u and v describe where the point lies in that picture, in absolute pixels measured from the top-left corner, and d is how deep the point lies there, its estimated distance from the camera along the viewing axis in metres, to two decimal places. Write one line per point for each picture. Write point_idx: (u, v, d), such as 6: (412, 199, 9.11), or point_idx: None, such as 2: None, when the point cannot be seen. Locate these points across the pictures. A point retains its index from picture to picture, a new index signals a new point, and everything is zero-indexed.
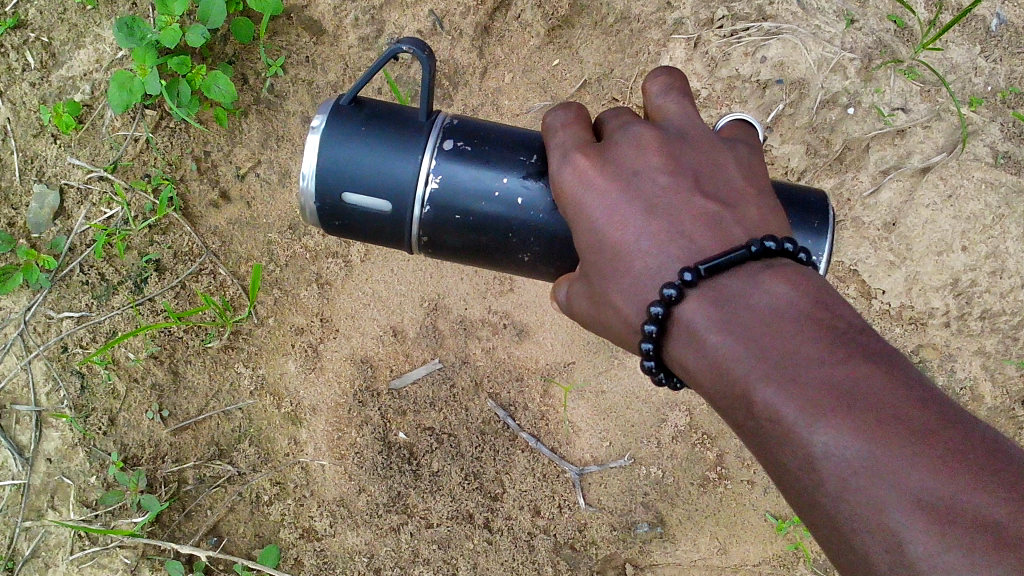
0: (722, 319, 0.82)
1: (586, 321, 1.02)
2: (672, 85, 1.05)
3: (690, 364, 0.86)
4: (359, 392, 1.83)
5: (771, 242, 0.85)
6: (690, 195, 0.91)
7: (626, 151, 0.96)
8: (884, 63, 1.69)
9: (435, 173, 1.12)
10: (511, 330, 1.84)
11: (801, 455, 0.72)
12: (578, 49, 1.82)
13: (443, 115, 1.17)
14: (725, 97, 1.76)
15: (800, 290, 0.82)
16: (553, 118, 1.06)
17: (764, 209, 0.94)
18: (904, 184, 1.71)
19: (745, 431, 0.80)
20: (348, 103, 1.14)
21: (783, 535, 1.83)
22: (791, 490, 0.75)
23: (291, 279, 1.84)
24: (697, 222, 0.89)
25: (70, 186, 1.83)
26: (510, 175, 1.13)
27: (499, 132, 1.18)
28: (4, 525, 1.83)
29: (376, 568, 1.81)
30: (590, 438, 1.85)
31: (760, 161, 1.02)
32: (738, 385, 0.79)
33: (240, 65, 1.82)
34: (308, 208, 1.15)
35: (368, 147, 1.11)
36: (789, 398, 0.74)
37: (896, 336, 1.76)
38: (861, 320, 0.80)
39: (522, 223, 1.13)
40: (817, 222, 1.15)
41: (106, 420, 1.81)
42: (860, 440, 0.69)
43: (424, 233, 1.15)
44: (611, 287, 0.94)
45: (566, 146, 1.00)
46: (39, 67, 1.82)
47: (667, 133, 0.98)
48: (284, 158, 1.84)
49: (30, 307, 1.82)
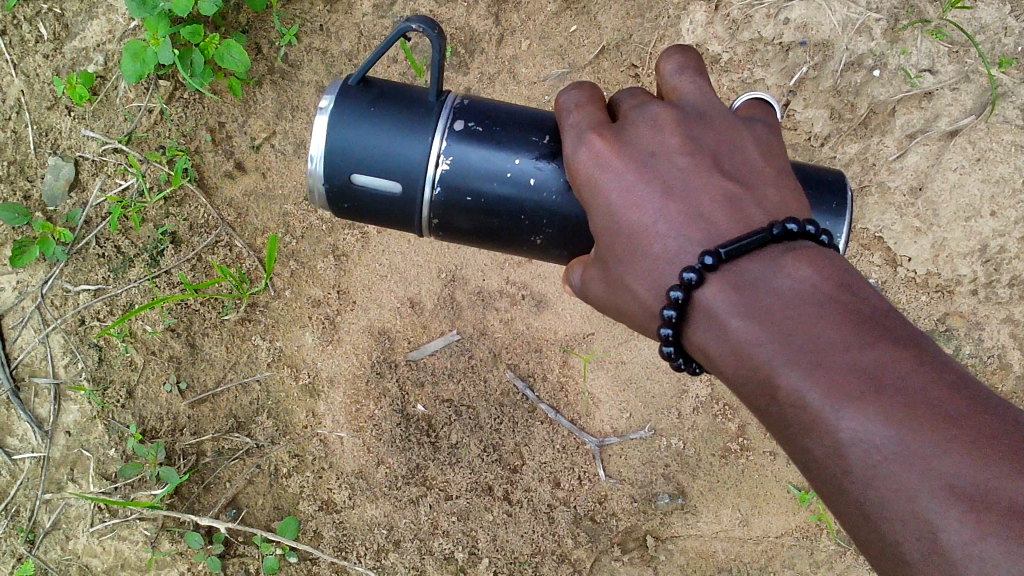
0: (743, 302, 0.79)
1: (602, 305, 0.99)
2: (687, 63, 1.01)
3: (711, 349, 0.83)
4: (376, 363, 1.82)
5: (793, 224, 0.81)
6: (710, 176, 0.89)
7: (642, 132, 0.93)
8: (911, 24, 1.65)
9: (445, 154, 1.09)
10: (530, 301, 1.82)
11: (827, 442, 0.70)
12: (596, 15, 1.78)
13: (454, 95, 1.14)
14: (747, 60, 1.72)
15: (823, 273, 0.79)
16: (567, 98, 1.02)
17: (785, 189, 0.91)
18: (931, 148, 1.67)
19: (768, 419, 0.77)
20: (357, 84, 1.12)
21: (806, 506, 1.81)
22: (817, 479, 0.72)
23: (308, 250, 1.82)
24: (717, 205, 0.86)
25: (85, 158, 1.82)
26: (522, 155, 1.10)
27: (511, 113, 1.15)
28: (25, 498, 1.84)
29: (395, 540, 1.80)
30: (610, 409, 1.83)
31: (780, 141, 0.99)
32: (761, 370, 0.76)
33: (253, 35, 1.80)
34: (316, 190, 1.12)
35: (377, 128, 1.08)
36: (814, 384, 0.71)
37: (921, 304, 1.71)
38: (886, 302, 0.77)
39: (534, 205, 1.10)
40: (835, 204, 1.12)
41: (124, 393, 1.81)
42: (889, 426, 0.66)
43: (435, 216, 1.13)
44: (627, 272, 0.91)
45: (580, 127, 0.97)
46: (52, 39, 1.81)
47: (684, 114, 0.95)
48: (299, 129, 1.82)
49: (47, 281, 1.82)
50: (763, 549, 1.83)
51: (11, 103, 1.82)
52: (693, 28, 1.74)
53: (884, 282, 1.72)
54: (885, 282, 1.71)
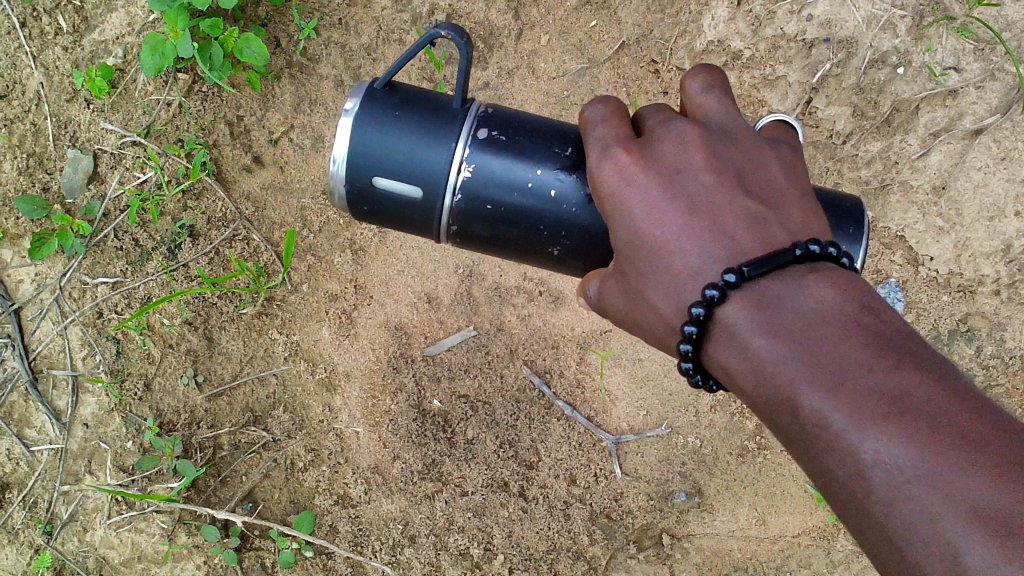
0: (765, 321, 0.79)
1: (619, 318, 0.98)
2: (712, 82, 1.00)
3: (731, 366, 0.82)
4: (393, 358, 1.82)
5: (815, 245, 0.82)
6: (735, 196, 0.88)
7: (668, 146, 0.92)
8: (936, 21, 1.62)
9: (468, 161, 1.09)
10: (546, 297, 1.81)
11: (849, 462, 0.69)
12: (616, 10, 1.76)
13: (478, 103, 1.14)
14: (769, 58, 1.71)
15: (846, 294, 0.79)
16: (592, 113, 1.01)
17: (807, 210, 0.90)
18: (955, 147, 1.66)
19: (788, 440, 0.77)
20: (383, 87, 1.11)
21: (824, 505, 1.80)
22: (838, 499, 0.72)
23: (325, 245, 1.82)
24: (740, 224, 0.85)
25: (104, 151, 1.82)
26: (543, 166, 1.10)
27: (534, 124, 1.14)
28: (42, 489, 1.85)
29: (411, 536, 1.80)
30: (627, 406, 1.82)
31: (803, 164, 0.98)
32: (783, 389, 0.75)
33: (273, 28, 1.79)
34: (337, 192, 1.12)
35: (401, 133, 1.08)
36: (837, 404, 0.70)
37: (943, 304, 1.72)
38: (908, 326, 0.77)
39: (554, 217, 1.10)
40: (852, 229, 1.12)
41: (141, 386, 1.81)
42: (913, 448, 0.66)
43: (454, 222, 1.12)
44: (648, 285, 0.90)
45: (605, 141, 0.96)
46: (71, 31, 1.81)
47: (709, 131, 0.94)
48: (318, 123, 1.82)
49: (65, 273, 1.83)
50: (779, 549, 1.82)
51: (30, 95, 1.82)
52: (715, 24, 1.72)
53: (904, 280, 1.72)
54: (906, 281, 1.72)
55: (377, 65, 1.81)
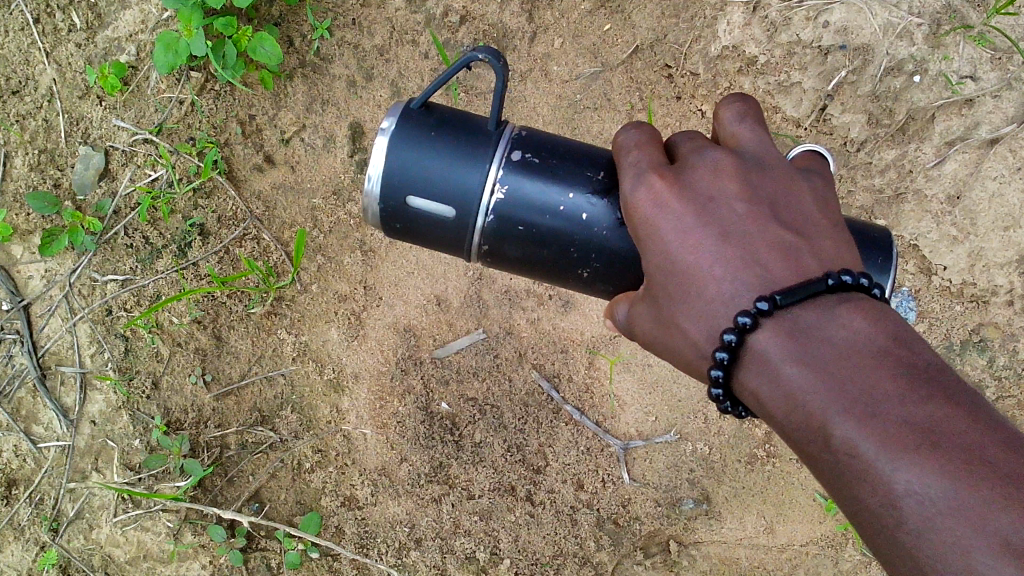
0: (797, 349, 0.80)
1: (647, 341, 0.99)
2: (746, 112, 1.01)
3: (762, 393, 0.83)
4: (402, 360, 1.82)
5: (848, 275, 0.82)
6: (768, 226, 0.89)
7: (702, 175, 0.93)
8: (953, 29, 1.59)
9: (502, 182, 1.09)
10: (556, 301, 1.80)
11: (880, 492, 0.70)
12: (631, 15, 1.75)
13: (512, 126, 1.14)
14: (784, 64, 1.69)
15: (877, 325, 0.80)
16: (626, 138, 1.02)
17: (840, 241, 0.91)
18: (970, 155, 1.65)
19: (818, 467, 0.78)
20: (419, 108, 1.12)
21: (833, 515, 1.79)
22: (867, 528, 0.73)
23: (335, 245, 1.82)
24: (773, 252, 0.87)
25: (116, 148, 1.82)
26: (575, 190, 1.10)
27: (567, 147, 1.15)
28: (49, 486, 1.85)
29: (417, 539, 1.80)
30: (636, 412, 1.81)
31: (836, 195, 0.99)
32: (814, 418, 0.76)
33: (286, 28, 1.79)
34: (371, 210, 1.12)
35: (437, 154, 1.08)
36: (870, 435, 0.72)
37: (956, 313, 1.73)
38: (940, 359, 0.78)
39: (585, 240, 1.10)
40: (880, 260, 1.13)
41: (149, 383, 1.80)
42: (945, 480, 0.67)
43: (485, 242, 1.12)
44: (679, 311, 0.91)
45: (639, 167, 0.96)
46: (84, 28, 1.80)
47: (744, 160, 0.95)
48: (330, 123, 1.82)
49: (75, 270, 1.83)
50: (786, 557, 1.81)
51: (43, 92, 1.82)
52: (730, 29, 1.70)
53: (917, 289, 1.74)
54: (919, 290, 1.74)
55: (390, 66, 1.81)
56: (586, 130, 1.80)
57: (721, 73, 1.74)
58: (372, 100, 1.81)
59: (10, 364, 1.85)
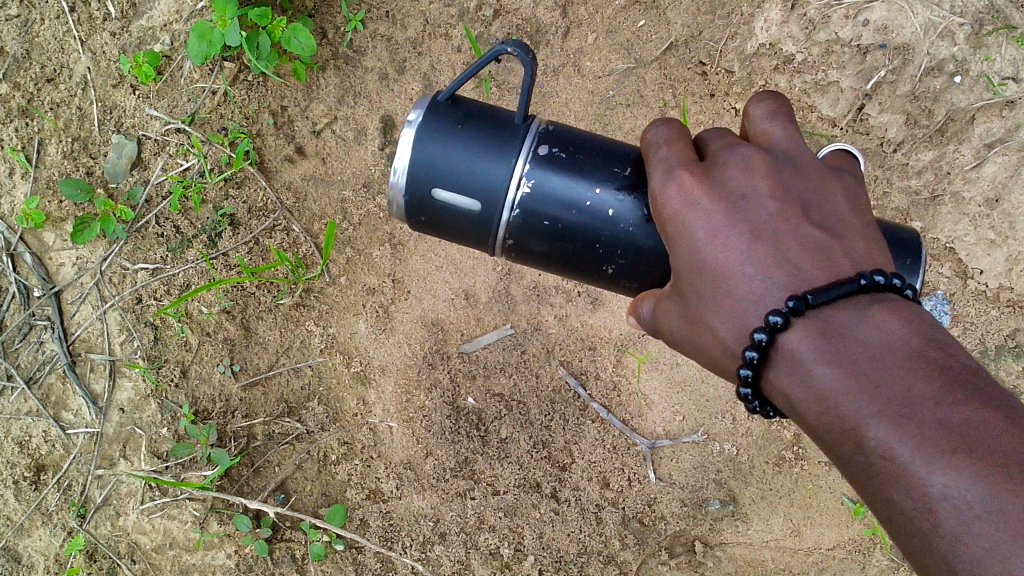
0: (829, 349, 0.79)
1: (674, 339, 0.98)
2: (777, 110, 1.00)
3: (792, 393, 0.82)
4: (429, 354, 1.82)
5: (880, 275, 0.81)
6: (800, 225, 0.88)
7: (733, 172, 0.92)
8: (995, 30, 1.57)
9: (527, 177, 1.08)
10: (584, 298, 1.79)
11: (915, 495, 0.69)
12: (665, 10, 1.74)
13: (539, 120, 1.13)
14: (822, 62, 1.68)
15: (910, 325, 0.79)
16: (655, 134, 1.00)
17: (871, 241, 0.90)
18: (1011, 158, 1.62)
19: (848, 469, 0.77)
20: (446, 100, 1.11)
21: (861, 519, 1.77)
22: (899, 531, 0.72)
23: (364, 238, 1.82)
24: (804, 251, 0.85)
25: (148, 137, 1.82)
26: (601, 186, 1.09)
27: (594, 143, 1.14)
28: (77, 472, 1.86)
29: (441, 533, 1.79)
30: (663, 411, 1.80)
31: (867, 194, 0.97)
32: (847, 419, 0.75)
33: (320, 20, 1.79)
34: (396, 202, 1.12)
35: (464, 147, 1.07)
36: (904, 437, 0.70)
37: (992, 318, 1.70)
38: (973, 360, 0.77)
39: (610, 236, 1.09)
40: (908, 261, 1.12)
41: (178, 372, 1.81)
42: (983, 485, 0.66)
43: (510, 236, 1.12)
44: (709, 309, 0.90)
45: (670, 163, 0.95)
46: (120, 17, 1.81)
47: (775, 158, 0.94)
48: (361, 116, 1.81)
49: (107, 258, 1.84)
50: (813, 561, 1.79)
51: (77, 80, 1.83)
52: (767, 27, 1.69)
53: (951, 293, 1.71)
54: (953, 293, 1.71)
55: (422, 59, 1.80)
56: (617, 127, 1.78)
57: (757, 70, 1.72)
58: (404, 94, 1.81)
59: (40, 350, 1.87)
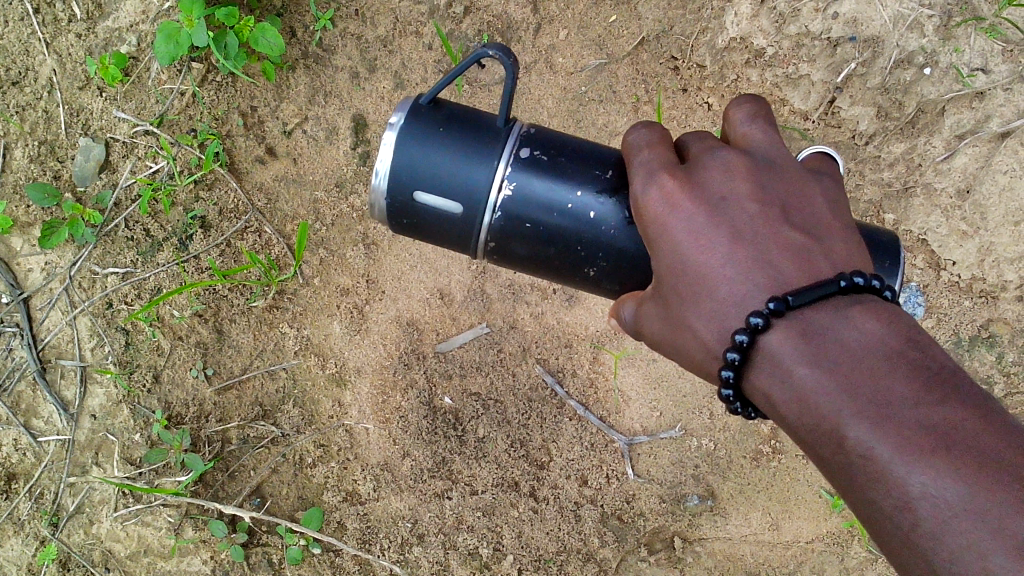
0: (809, 351, 0.78)
1: (656, 341, 0.97)
2: (757, 113, 0.99)
3: (774, 395, 0.81)
4: (404, 355, 1.80)
5: (860, 277, 0.81)
6: (780, 228, 0.87)
7: (714, 176, 0.91)
8: (965, 21, 1.57)
9: (509, 179, 1.07)
10: (561, 296, 1.79)
11: (895, 495, 0.68)
12: (636, 6, 1.74)
13: (520, 123, 1.12)
14: (792, 55, 1.67)
15: (889, 326, 0.78)
16: (636, 137, 0.99)
17: (852, 243, 0.90)
18: (981, 149, 1.62)
19: (830, 470, 0.76)
20: (428, 103, 1.10)
21: (838, 511, 1.77)
22: (880, 532, 0.71)
23: (337, 238, 1.80)
24: (785, 254, 0.85)
25: (116, 139, 1.80)
26: (583, 188, 1.08)
27: (575, 146, 1.13)
28: (49, 480, 1.84)
29: (420, 534, 1.78)
30: (640, 407, 1.80)
31: (847, 197, 0.97)
32: (828, 420, 0.74)
33: (288, 18, 1.77)
34: (377, 205, 1.10)
35: (445, 150, 1.06)
36: (884, 437, 0.70)
37: (964, 309, 1.71)
38: (952, 360, 0.76)
39: (592, 238, 1.08)
40: (887, 263, 1.12)
41: (150, 377, 1.79)
42: (961, 483, 0.65)
43: (492, 239, 1.11)
44: (690, 311, 0.89)
45: (650, 166, 0.94)
46: (85, 18, 1.79)
47: (756, 161, 0.93)
48: (332, 114, 1.80)
49: (76, 262, 1.81)
50: (792, 554, 1.80)
51: (42, 82, 1.80)
52: (738, 21, 1.68)
53: (924, 285, 1.72)
54: (927, 285, 1.72)
55: (393, 57, 1.78)
56: (591, 123, 1.77)
57: (728, 65, 1.72)
58: (374, 92, 1.79)
59: (10, 358, 1.85)
